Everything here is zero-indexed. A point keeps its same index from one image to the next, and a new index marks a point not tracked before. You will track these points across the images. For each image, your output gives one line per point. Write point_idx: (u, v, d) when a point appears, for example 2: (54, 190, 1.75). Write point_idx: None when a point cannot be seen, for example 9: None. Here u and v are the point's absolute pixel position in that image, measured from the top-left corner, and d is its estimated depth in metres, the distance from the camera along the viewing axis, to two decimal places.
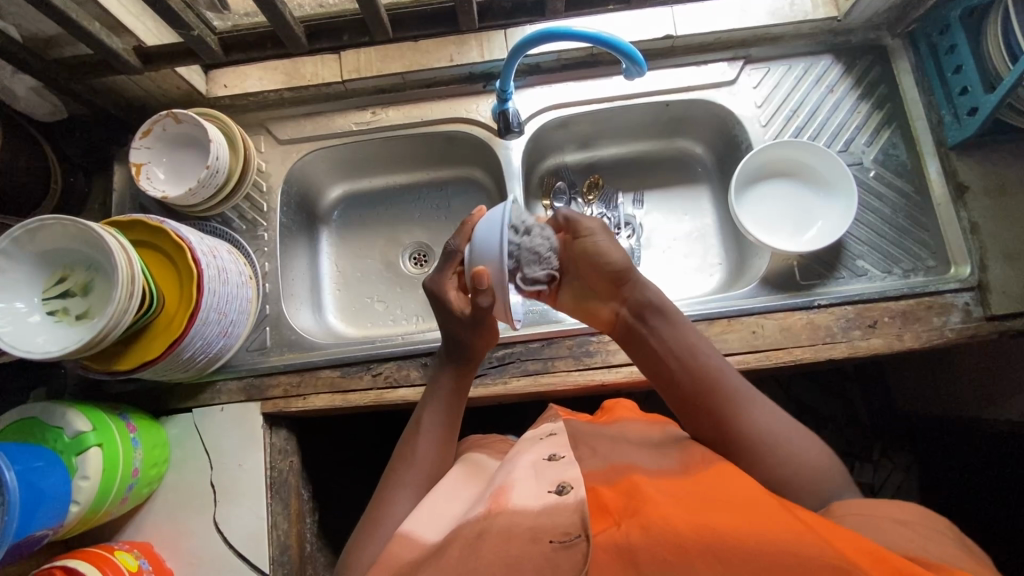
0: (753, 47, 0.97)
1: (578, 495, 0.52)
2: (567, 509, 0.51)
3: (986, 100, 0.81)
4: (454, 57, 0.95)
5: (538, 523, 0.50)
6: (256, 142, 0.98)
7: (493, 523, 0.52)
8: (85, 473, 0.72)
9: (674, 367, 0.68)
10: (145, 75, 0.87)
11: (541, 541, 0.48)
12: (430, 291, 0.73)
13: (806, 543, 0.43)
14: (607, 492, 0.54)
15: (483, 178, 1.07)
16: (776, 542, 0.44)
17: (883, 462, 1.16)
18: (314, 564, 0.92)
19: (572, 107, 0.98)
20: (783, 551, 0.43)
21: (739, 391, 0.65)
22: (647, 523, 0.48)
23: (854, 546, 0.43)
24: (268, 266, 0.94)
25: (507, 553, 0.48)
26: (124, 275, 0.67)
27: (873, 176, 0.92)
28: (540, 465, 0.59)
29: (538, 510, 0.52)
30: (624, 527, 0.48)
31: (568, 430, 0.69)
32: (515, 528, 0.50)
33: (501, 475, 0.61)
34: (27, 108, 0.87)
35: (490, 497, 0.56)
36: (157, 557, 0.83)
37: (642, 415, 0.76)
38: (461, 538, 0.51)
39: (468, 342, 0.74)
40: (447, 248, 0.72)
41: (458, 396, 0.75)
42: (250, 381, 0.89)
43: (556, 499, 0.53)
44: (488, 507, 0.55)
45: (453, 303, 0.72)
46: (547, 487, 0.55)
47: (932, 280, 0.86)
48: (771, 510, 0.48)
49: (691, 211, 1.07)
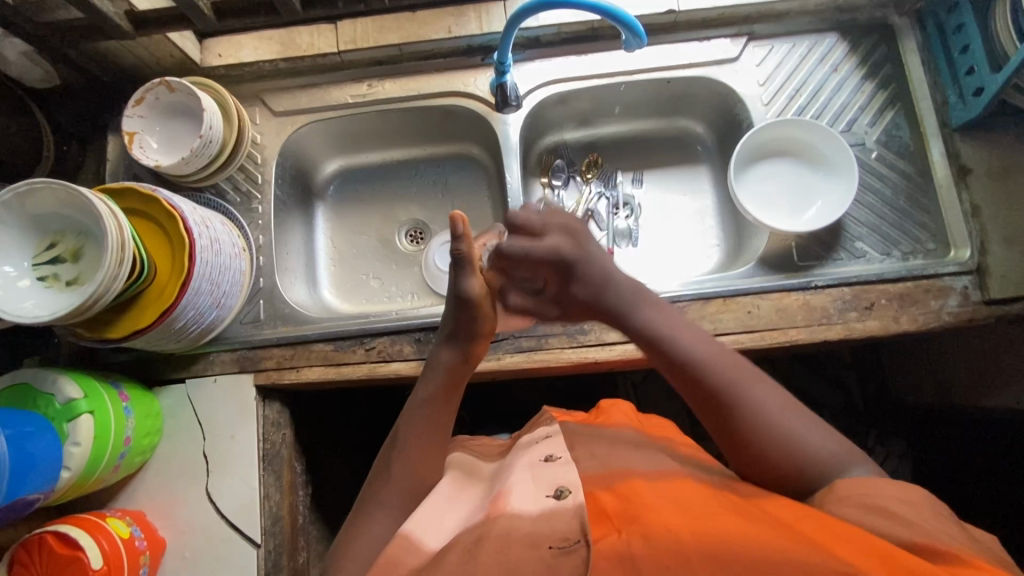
0: (758, 24, 0.95)
1: (577, 500, 0.52)
2: (564, 515, 0.51)
3: (992, 79, 0.79)
4: (453, 28, 0.93)
5: (536, 529, 0.50)
6: (251, 113, 0.97)
7: (491, 528, 0.52)
8: (76, 439, 0.72)
9: (691, 397, 0.64)
10: (137, 41, 0.86)
11: (540, 547, 0.48)
12: (459, 258, 0.67)
13: (804, 551, 0.44)
14: (604, 496, 0.54)
15: (481, 155, 1.06)
16: (774, 549, 0.44)
17: (877, 449, 1.18)
18: (308, 536, 0.93)
19: (572, 82, 0.96)
20: (778, 552, 0.44)
21: (741, 392, 0.62)
22: (648, 532, 0.48)
23: (857, 550, 0.44)
24: (262, 240, 0.93)
25: (507, 558, 0.48)
26: (114, 240, 0.66)
27: (875, 156, 0.91)
28: (536, 468, 0.59)
29: (535, 515, 0.52)
30: (625, 535, 0.49)
31: (563, 433, 0.68)
32: (513, 533, 0.50)
33: (500, 481, 0.61)
34: (19, 74, 0.85)
35: (488, 505, 0.56)
36: (150, 524, 0.83)
37: (635, 422, 0.74)
38: (458, 545, 0.52)
39: (470, 329, 0.70)
40: (457, 253, 0.68)
41: (451, 390, 0.70)
42: (244, 353, 0.89)
43: (553, 503, 0.53)
44: (488, 512, 0.55)
45: (482, 294, 0.69)
46: (545, 491, 0.55)
47: (931, 263, 0.85)
48: (763, 517, 0.49)
49: (690, 190, 1.06)
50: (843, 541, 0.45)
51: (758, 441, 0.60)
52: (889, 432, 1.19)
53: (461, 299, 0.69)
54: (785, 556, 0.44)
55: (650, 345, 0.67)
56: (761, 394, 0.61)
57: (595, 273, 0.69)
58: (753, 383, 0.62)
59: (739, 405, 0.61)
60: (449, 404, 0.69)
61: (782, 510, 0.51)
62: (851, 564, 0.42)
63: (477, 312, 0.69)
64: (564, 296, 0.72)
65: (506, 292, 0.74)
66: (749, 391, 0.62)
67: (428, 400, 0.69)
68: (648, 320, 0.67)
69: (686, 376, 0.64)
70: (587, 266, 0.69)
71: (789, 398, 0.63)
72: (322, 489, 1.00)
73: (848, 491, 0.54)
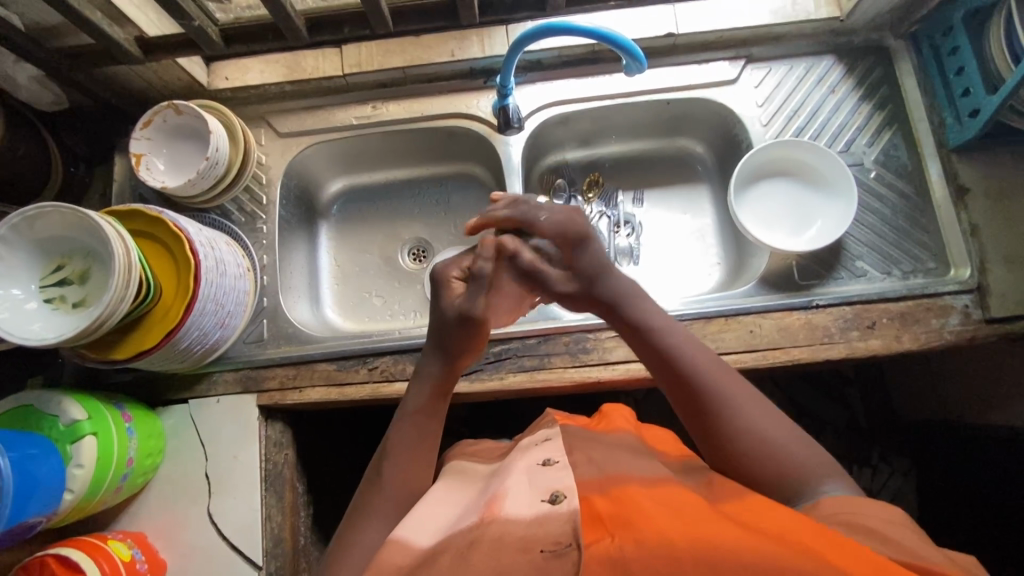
0: (755, 47, 0.97)
1: (571, 505, 0.52)
2: (557, 519, 0.51)
3: (987, 102, 0.81)
4: (456, 52, 0.95)
5: (530, 531, 0.50)
6: (256, 134, 0.98)
7: (486, 530, 0.52)
8: (79, 461, 0.72)
9: (682, 402, 0.64)
10: (146, 66, 0.87)
11: (532, 551, 0.48)
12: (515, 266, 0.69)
13: (795, 556, 0.44)
14: (599, 501, 0.54)
15: (483, 174, 1.07)
16: (765, 552, 0.45)
17: (881, 467, 1.17)
18: (309, 558, 0.92)
19: (572, 104, 0.98)
20: (768, 555, 0.44)
21: (734, 408, 0.62)
22: (642, 537, 0.48)
23: (846, 557, 0.44)
24: (266, 259, 0.94)
25: (498, 561, 0.48)
26: (122, 263, 0.67)
27: (873, 176, 0.92)
28: (533, 471, 0.59)
29: (529, 519, 0.52)
30: (617, 540, 0.49)
31: (562, 436, 0.68)
32: (507, 536, 0.50)
33: (495, 484, 0.61)
34: (28, 98, 0.87)
35: (483, 507, 0.56)
36: (151, 547, 0.83)
37: (636, 428, 0.74)
38: (452, 547, 0.51)
39: (455, 346, 0.70)
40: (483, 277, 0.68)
41: (438, 401, 0.70)
42: (247, 372, 0.89)
43: (548, 508, 0.53)
44: (481, 516, 0.54)
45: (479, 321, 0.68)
46: (540, 496, 0.55)
47: (931, 282, 0.86)
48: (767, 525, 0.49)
49: (691, 209, 1.07)
50: (843, 551, 0.44)
51: (758, 465, 0.59)
52: (894, 451, 1.19)
53: (462, 318, 0.68)
54: (775, 560, 0.44)
55: (636, 334, 0.67)
56: (744, 404, 0.62)
57: (597, 254, 0.69)
58: (732, 387, 0.63)
59: (709, 398, 0.62)
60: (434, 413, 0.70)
61: (776, 509, 0.51)
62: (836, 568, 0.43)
63: (468, 335, 0.69)
64: (576, 267, 0.69)
65: (520, 251, 0.69)
66: (726, 393, 0.62)
67: (419, 413, 0.69)
68: (641, 312, 0.68)
69: (671, 367, 0.65)
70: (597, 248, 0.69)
71: (784, 417, 0.62)
72: (323, 510, 1.00)
73: (847, 504, 0.54)
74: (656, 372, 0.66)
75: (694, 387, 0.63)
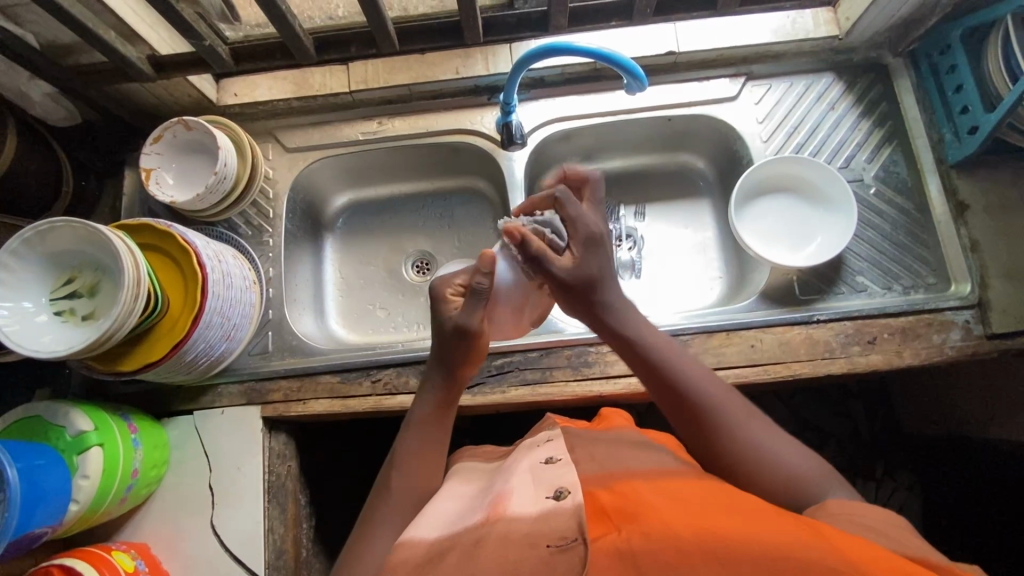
0: (755, 64, 0.98)
1: (575, 498, 0.52)
2: (563, 513, 0.51)
3: (986, 119, 0.81)
4: (460, 69, 0.96)
5: (534, 529, 0.50)
6: (264, 149, 1.00)
7: (491, 530, 0.52)
8: (85, 472, 0.73)
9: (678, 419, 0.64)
10: (157, 83, 0.89)
11: (539, 546, 0.48)
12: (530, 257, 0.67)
13: (805, 546, 0.44)
14: (603, 496, 0.54)
15: (486, 188, 1.09)
16: (773, 543, 0.44)
17: (886, 481, 1.17)
18: (310, 569, 0.92)
19: (574, 120, 0.99)
20: (778, 547, 0.44)
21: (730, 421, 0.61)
22: (648, 529, 0.48)
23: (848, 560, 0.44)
24: (272, 272, 0.95)
25: (505, 560, 0.48)
26: (130, 278, 0.68)
27: (873, 193, 0.92)
28: (537, 469, 0.59)
29: (535, 516, 0.52)
30: (623, 533, 0.48)
31: (566, 437, 0.68)
32: (512, 534, 0.50)
33: (499, 484, 0.61)
34: (43, 113, 0.89)
35: (488, 506, 0.57)
36: (155, 558, 0.84)
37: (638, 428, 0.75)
38: (457, 547, 0.52)
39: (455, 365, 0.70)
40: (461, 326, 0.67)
41: (441, 415, 0.70)
42: (251, 384, 0.90)
43: (552, 504, 0.53)
44: (486, 516, 0.55)
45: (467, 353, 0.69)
46: (545, 492, 0.55)
47: (931, 297, 0.86)
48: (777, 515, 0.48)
49: (692, 223, 1.08)
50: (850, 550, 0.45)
51: (760, 476, 0.59)
52: (897, 465, 1.18)
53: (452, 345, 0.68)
54: (785, 551, 0.43)
55: (628, 349, 0.66)
56: (739, 417, 0.62)
57: (602, 257, 0.67)
58: (726, 400, 0.63)
59: (707, 418, 0.62)
60: (439, 426, 0.70)
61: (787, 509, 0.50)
62: (849, 561, 0.42)
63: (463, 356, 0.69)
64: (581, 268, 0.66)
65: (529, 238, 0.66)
66: (721, 407, 0.62)
67: (424, 423, 0.69)
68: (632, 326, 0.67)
69: (664, 383, 0.64)
70: (606, 252, 0.68)
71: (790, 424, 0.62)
72: (325, 522, 1.00)
73: (848, 502, 0.54)
74: (651, 389, 0.65)
75: (686, 392, 0.63)
